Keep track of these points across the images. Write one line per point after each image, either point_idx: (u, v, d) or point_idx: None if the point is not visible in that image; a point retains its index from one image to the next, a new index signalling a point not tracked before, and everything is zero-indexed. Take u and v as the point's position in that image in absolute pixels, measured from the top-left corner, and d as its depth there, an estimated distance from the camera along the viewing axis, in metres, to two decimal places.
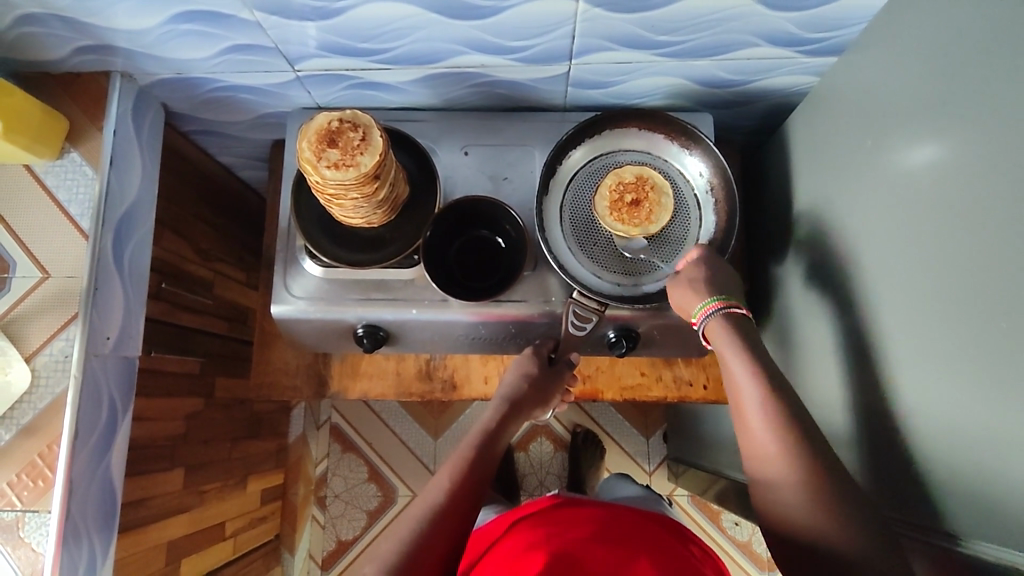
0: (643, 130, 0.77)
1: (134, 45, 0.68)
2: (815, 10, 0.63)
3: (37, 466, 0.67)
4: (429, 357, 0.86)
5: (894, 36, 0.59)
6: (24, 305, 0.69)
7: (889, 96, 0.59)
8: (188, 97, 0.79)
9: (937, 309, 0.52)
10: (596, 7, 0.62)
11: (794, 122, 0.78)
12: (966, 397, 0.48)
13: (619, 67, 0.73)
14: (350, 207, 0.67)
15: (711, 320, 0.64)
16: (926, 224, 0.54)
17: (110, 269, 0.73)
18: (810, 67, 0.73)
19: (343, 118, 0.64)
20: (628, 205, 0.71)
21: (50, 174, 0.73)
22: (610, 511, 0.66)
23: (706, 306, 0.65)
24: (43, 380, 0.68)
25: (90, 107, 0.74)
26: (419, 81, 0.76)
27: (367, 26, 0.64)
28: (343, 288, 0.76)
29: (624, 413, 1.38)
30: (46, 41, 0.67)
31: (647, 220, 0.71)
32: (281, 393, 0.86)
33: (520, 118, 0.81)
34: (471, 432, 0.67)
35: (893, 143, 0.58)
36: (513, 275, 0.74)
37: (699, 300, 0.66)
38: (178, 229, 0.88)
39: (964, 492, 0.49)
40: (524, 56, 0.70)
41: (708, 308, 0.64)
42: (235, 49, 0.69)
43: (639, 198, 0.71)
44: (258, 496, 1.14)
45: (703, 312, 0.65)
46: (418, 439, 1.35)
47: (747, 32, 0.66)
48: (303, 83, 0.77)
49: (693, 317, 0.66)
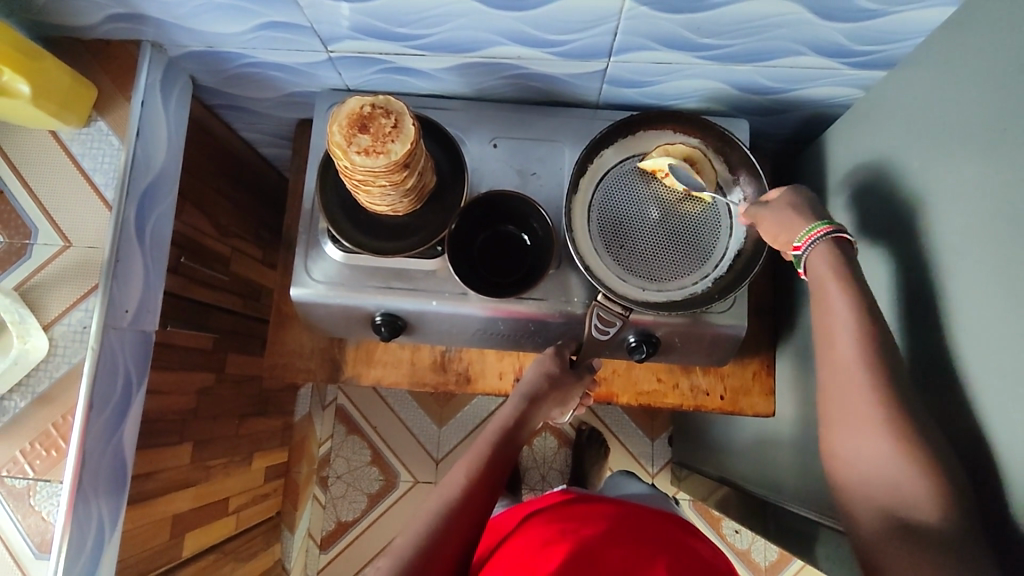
0: (678, 133, 0.76)
1: (167, 16, 0.67)
2: (867, 22, 0.61)
3: (51, 436, 0.67)
4: (445, 349, 0.85)
5: (949, 56, 0.57)
6: (45, 273, 0.69)
7: (947, 115, 0.57)
8: (216, 71, 0.78)
9: (984, 338, 0.51)
10: (642, 5, 0.60)
11: (836, 134, 0.76)
12: (1008, 431, 0.48)
13: (658, 68, 0.72)
14: (377, 194, 0.66)
15: (819, 244, 0.59)
16: (981, 251, 0.52)
17: (132, 242, 0.73)
18: (855, 79, 0.71)
19: (376, 103, 0.63)
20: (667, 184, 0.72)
21: (76, 142, 0.72)
22: (629, 510, 0.65)
23: (809, 232, 0.60)
24: (59, 350, 0.68)
25: (117, 76, 0.73)
26: (453, 69, 0.75)
27: (405, 11, 0.63)
28: (364, 275, 0.75)
29: (631, 413, 1.38)
30: (78, 6, 0.66)
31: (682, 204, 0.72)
32: (295, 375, 0.85)
33: (552, 113, 0.79)
34: (489, 429, 0.66)
35: (946, 165, 0.56)
36: (537, 273, 0.73)
37: (802, 227, 0.61)
38: (199, 204, 0.87)
39: (993, 528, 0.48)
40: (563, 51, 0.69)
41: (812, 234, 0.60)
42: (269, 26, 0.68)
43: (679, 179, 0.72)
44: (262, 473, 1.15)
45: (806, 237, 0.60)
46: (423, 426, 1.35)
47: (794, 40, 0.65)
48: (335, 64, 0.75)
49: (794, 241, 0.62)
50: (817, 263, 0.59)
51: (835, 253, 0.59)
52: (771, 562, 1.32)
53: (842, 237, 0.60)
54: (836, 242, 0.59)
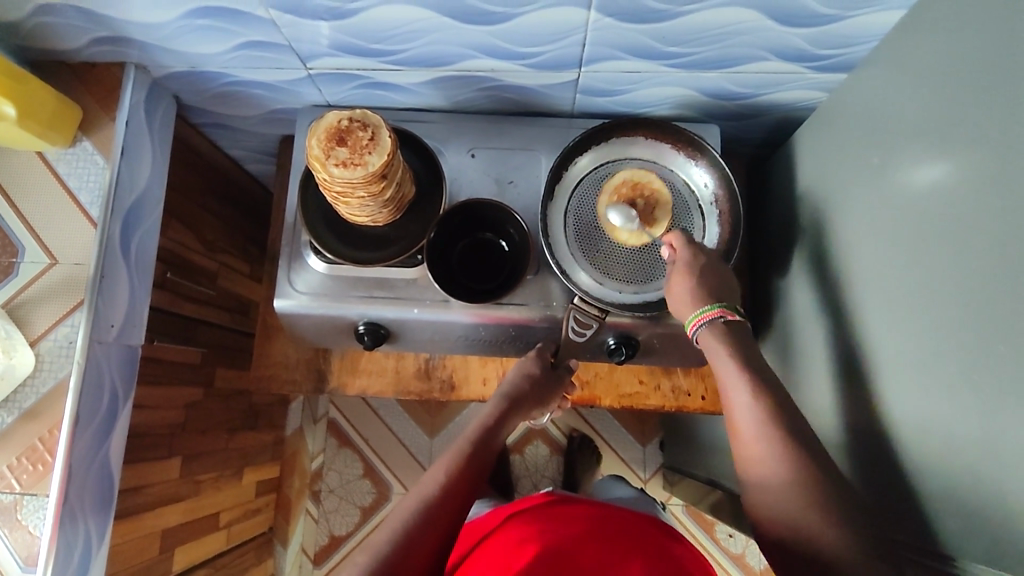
0: (650, 140, 0.77)
1: (149, 38, 0.69)
2: (824, 28, 0.63)
3: (37, 450, 0.67)
4: (429, 356, 0.86)
5: (900, 57, 0.60)
6: (31, 290, 0.70)
7: (901, 114, 0.59)
8: (200, 90, 0.80)
9: (932, 328, 0.52)
10: (606, 17, 0.62)
11: (802, 137, 0.78)
12: (958, 416, 0.49)
13: (627, 76, 0.74)
14: (356, 205, 0.68)
15: (701, 330, 0.66)
16: (933, 243, 0.53)
17: (117, 258, 0.74)
18: (819, 83, 0.74)
19: (353, 117, 0.65)
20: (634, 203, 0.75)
21: (62, 161, 0.73)
22: (605, 511, 0.66)
23: (693, 318, 0.66)
24: (46, 365, 0.69)
25: (102, 97, 0.75)
26: (430, 83, 0.77)
27: (379, 28, 0.65)
28: (346, 284, 0.76)
29: (620, 419, 1.39)
30: (63, 31, 0.68)
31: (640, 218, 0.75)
32: (281, 387, 0.86)
33: (527, 123, 0.81)
34: (469, 429, 0.67)
35: (900, 163, 0.58)
36: (515, 278, 0.75)
37: (690, 311, 0.67)
38: (185, 221, 0.89)
39: (952, 513, 0.49)
40: (534, 62, 0.71)
41: (695, 320, 0.66)
42: (249, 45, 0.70)
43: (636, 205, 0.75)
44: (253, 488, 1.15)
45: (692, 322, 0.67)
46: (414, 438, 1.36)
47: (757, 46, 0.67)
48: (315, 80, 0.77)
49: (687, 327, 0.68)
50: (710, 343, 0.65)
51: (721, 334, 0.65)
52: (764, 565, 1.32)
53: (723, 320, 0.65)
54: (721, 325, 0.65)
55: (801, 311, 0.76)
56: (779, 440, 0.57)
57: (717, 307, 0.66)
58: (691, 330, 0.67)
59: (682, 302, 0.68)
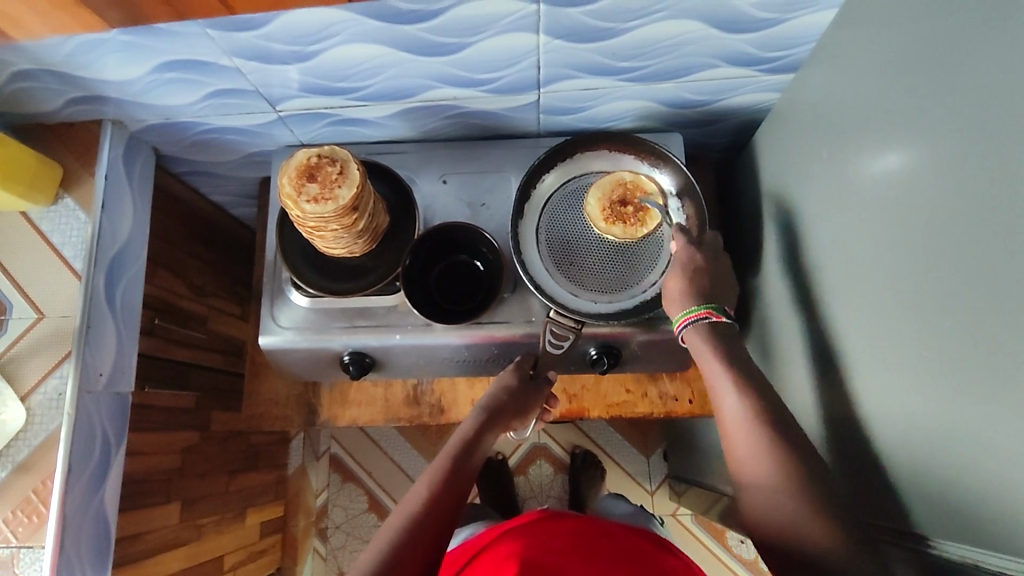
0: (613, 152, 0.80)
1: (123, 94, 0.72)
2: (767, 31, 0.66)
3: (32, 503, 0.68)
4: (417, 382, 0.88)
5: (839, 53, 0.62)
6: (19, 346, 0.72)
7: (844, 108, 0.61)
8: (177, 140, 0.83)
9: (893, 312, 0.53)
10: (556, 39, 0.65)
11: (763, 137, 0.80)
12: (923, 397, 0.49)
13: (586, 94, 0.76)
14: (331, 238, 0.70)
15: (687, 329, 0.68)
16: (886, 229, 0.54)
17: (103, 308, 0.76)
18: (772, 84, 0.76)
19: (322, 153, 0.67)
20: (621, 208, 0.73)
21: (46, 220, 0.76)
22: (590, 524, 0.66)
23: (681, 317, 0.68)
24: (36, 418, 0.70)
25: (82, 154, 0.77)
26: (396, 115, 0.80)
27: (342, 67, 0.68)
28: (328, 317, 0.77)
29: (621, 432, 1.38)
30: (40, 94, 0.71)
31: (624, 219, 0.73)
32: (273, 423, 0.88)
33: (495, 146, 0.84)
34: (449, 444, 0.68)
35: (850, 154, 0.60)
36: (493, 296, 0.76)
37: (677, 311, 0.69)
38: (172, 268, 0.91)
39: (930, 494, 0.49)
40: (494, 87, 0.73)
41: (681, 320, 0.68)
42: (219, 94, 0.72)
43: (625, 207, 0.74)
44: (256, 529, 1.15)
45: (679, 319, 0.68)
46: (417, 466, 1.36)
47: (706, 55, 0.69)
48: (286, 122, 0.80)
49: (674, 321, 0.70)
50: (695, 341, 0.67)
51: (705, 331, 0.66)
52: None
53: (712, 319, 0.67)
54: (707, 324, 0.67)
55: (777, 308, 0.76)
56: (759, 435, 0.57)
57: (704, 308, 0.68)
58: (677, 329, 0.69)
59: (669, 304, 0.70)
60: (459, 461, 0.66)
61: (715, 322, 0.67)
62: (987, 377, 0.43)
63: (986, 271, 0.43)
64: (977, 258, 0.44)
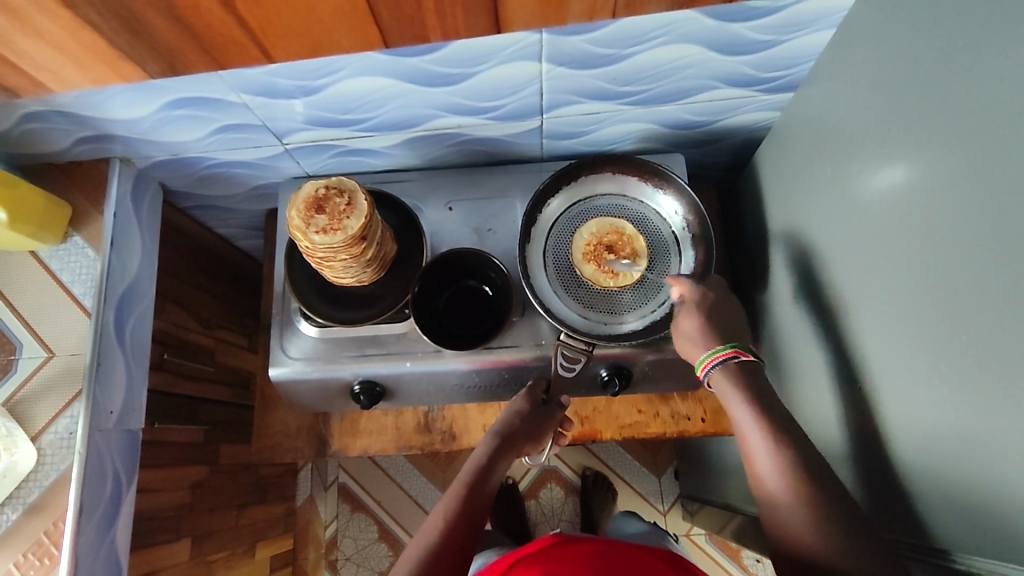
0: (618, 174, 0.80)
1: (131, 132, 0.73)
2: (766, 52, 0.67)
3: (43, 545, 0.68)
4: (427, 410, 0.88)
5: (837, 73, 0.63)
6: (30, 385, 0.72)
7: (843, 126, 0.62)
8: (184, 175, 0.84)
9: (905, 326, 0.53)
10: (558, 66, 0.66)
11: (765, 155, 0.81)
12: (943, 412, 0.49)
13: (588, 118, 0.77)
14: (340, 268, 0.70)
15: (713, 372, 0.66)
16: (892, 244, 0.55)
17: (112, 344, 0.76)
18: (771, 103, 0.77)
19: (329, 185, 0.67)
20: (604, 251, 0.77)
21: (54, 258, 0.76)
22: (607, 546, 0.65)
23: (706, 358, 0.67)
24: (47, 458, 0.70)
25: (91, 193, 0.78)
26: (402, 144, 0.80)
27: (348, 99, 0.69)
28: (339, 346, 0.77)
29: (632, 452, 1.37)
30: (49, 135, 0.72)
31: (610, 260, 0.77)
32: (283, 455, 0.88)
33: (500, 171, 0.84)
34: (463, 471, 0.68)
35: (853, 169, 0.60)
36: (502, 321, 0.76)
37: (702, 351, 0.68)
38: (180, 301, 0.91)
39: (958, 511, 0.49)
40: (498, 115, 0.74)
41: (708, 361, 0.67)
42: (226, 129, 0.73)
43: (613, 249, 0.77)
44: (267, 563, 1.13)
45: (706, 361, 0.67)
46: (427, 493, 1.34)
47: (706, 76, 0.70)
48: (292, 154, 0.81)
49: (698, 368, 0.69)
50: (721, 383, 0.66)
51: (733, 373, 0.65)
52: None
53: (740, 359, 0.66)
54: (734, 364, 0.66)
55: (787, 324, 0.77)
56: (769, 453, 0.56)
57: (731, 347, 0.66)
58: (703, 372, 0.68)
59: (694, 342, 0.69)
60: (474, 488, 0.65)
61: (740, 361, 0.66)
62: (1004, 389, 0.42)
63: (996, 285, 0.43)
64: (985, 271, 0.44)
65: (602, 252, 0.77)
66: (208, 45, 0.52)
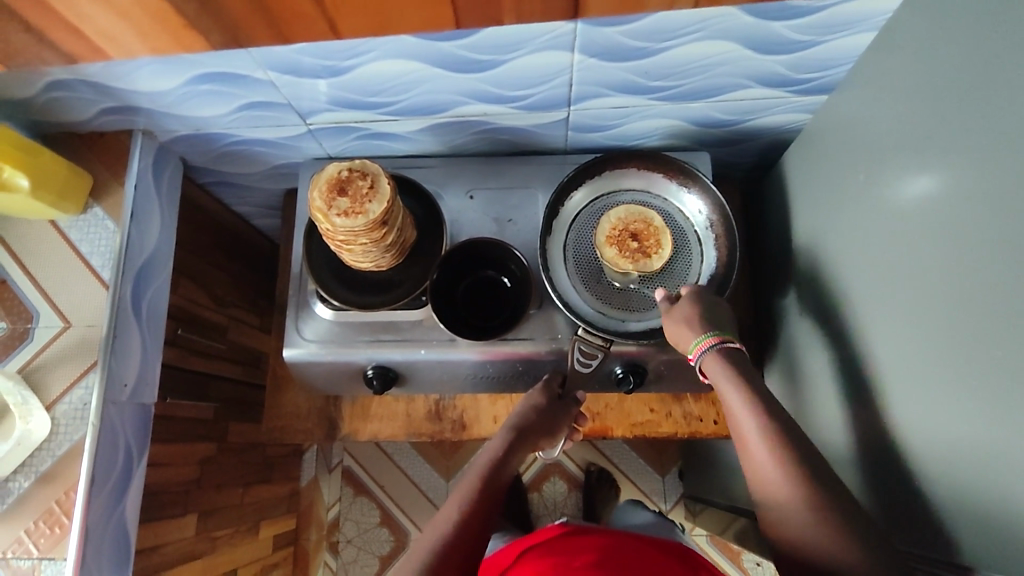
0: (642, 170, 0.80)
1: (154, 105, 0.72)
2: (801, 53, 0.66)
3: (54, 513, 0.68)
4: (439, 398, 0.88)
5: (874, 76, 0.62)
6: (46, 353, 0.72)
7: (877, 131, 0.60)
8: (205, 151, 0.83)
9: (930, 338, 0.52)
10: (589, 57, 0.65)
11: (793, 157, 0.80)
12: (966, 426, 0.48)
13: (615, 112, 0.76)
14: (359, 252, 0.69)
15: (705, 356, 0.65)
16: (921, 254, 0.54)
17: (129, 317, 0.76)
18: (802, 105, 0.76)
19: (352, 167, 0.67)
20: (629, 239, 0.73)
21: (74, 229, 0.76)
22: (620, 539, 0.65)
23: (698, 342, 0.66)
24: (61, 428, 0.70)
25: (113, 164, 0.78)
26: (426, 130, 0.80)
27: (374, 82, 0.68)
28: (353, 330, 0.77)
29: (637, 449, 1.37)
30: (74, 104, 0.72)
31: (636, 250, 0.73)
32: (292, 436, 0.88)
33: (522, 161, 0.84)
34: (478, 461, 0.67)
35: (885, 175, 0.59)
36: (519, 313, 0.76)
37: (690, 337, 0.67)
38: (195, 277, 0.91)
39: (975, 528, 0.48)
40: (524, 104, 0.73)
41: (698, 346, 0.65)
42: (250, 106, 0.73)
43: (639, 238, 0.73)
44: (270, 542, 1.13)
45: (696, 346, 0.66)
46: (430, 480, 1.35)
47: (738, 74, 0.69)
48: (315, 135, 0.80)
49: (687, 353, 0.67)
50: (714, 369, 0.64)
51: (727, 358, 0.64)
52: None
53: (730, 345, 0.65)
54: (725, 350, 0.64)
55: (805, 329, 0.76)
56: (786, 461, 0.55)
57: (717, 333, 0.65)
58: (693, 357, 0.66)
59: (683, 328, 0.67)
60: (489, 478, 0.65)
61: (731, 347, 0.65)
62: None
63: None
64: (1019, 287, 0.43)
65: (626, 238, 0.73)
66: (239, 19, 0.51)
